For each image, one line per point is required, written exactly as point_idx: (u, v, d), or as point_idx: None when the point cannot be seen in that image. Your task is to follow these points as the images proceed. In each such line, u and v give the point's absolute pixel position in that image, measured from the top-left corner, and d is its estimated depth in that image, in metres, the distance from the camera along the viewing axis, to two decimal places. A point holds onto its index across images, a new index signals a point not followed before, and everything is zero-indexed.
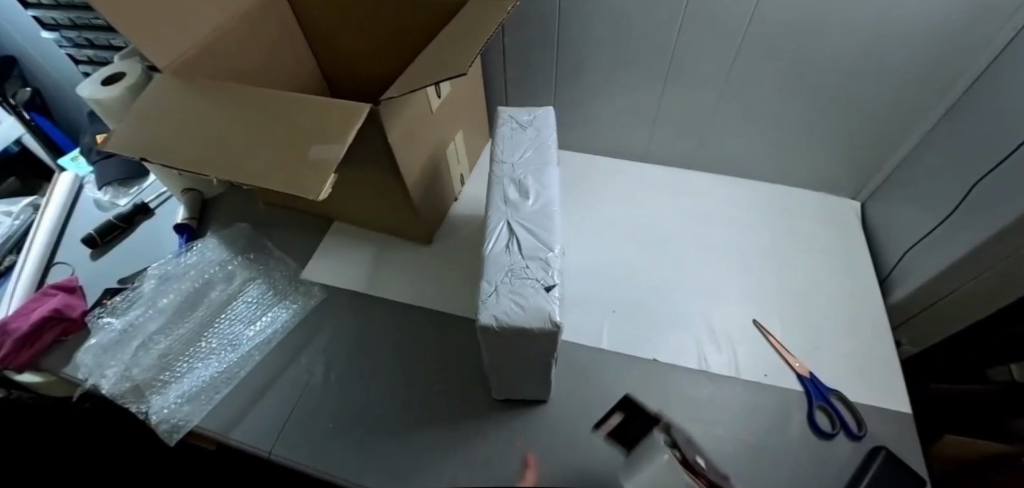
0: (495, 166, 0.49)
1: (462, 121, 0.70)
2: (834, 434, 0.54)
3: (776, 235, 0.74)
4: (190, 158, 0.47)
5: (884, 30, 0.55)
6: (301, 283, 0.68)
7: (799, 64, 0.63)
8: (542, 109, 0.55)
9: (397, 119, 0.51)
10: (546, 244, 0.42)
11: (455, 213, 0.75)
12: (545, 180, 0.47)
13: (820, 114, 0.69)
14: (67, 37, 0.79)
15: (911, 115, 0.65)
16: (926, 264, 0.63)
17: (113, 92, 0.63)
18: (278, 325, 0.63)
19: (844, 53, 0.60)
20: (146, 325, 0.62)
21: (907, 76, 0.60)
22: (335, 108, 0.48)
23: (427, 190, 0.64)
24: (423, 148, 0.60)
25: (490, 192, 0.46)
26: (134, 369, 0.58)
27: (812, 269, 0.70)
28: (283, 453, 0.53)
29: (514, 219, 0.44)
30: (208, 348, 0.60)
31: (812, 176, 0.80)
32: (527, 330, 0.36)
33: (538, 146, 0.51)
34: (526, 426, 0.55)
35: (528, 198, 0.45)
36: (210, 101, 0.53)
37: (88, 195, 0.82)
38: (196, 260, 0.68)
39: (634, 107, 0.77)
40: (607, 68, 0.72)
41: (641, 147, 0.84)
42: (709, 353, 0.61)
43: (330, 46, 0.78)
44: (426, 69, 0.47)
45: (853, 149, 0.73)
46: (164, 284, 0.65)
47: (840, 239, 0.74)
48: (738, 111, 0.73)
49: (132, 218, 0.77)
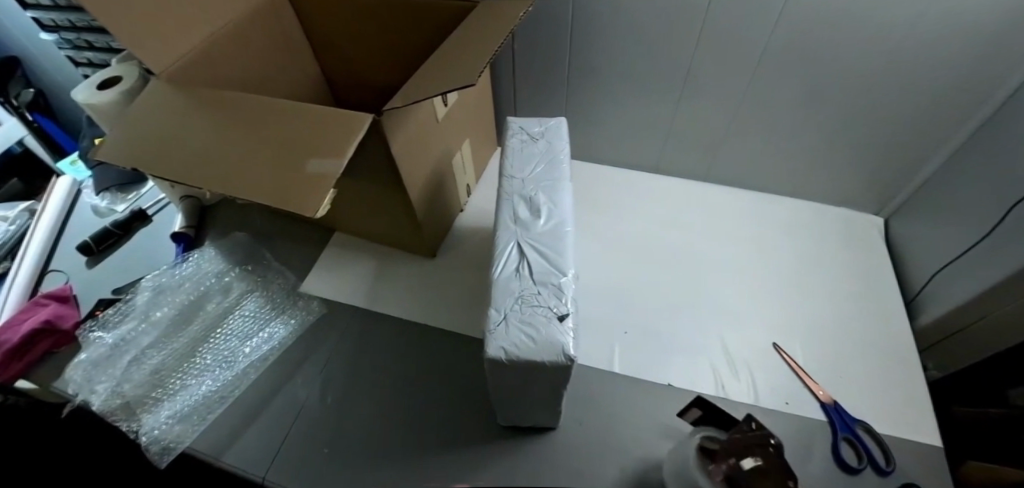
0: (504, 182, 0.46)
1: (468, 131, 0.68)
2: (861, 470, 0.50)
3: (796, 251, 0.71)
4: (183, 169, 0.45)
5: (914, 39, 0.52)
6: (300, 298, 0.65)
7: (821, 74, 0.60)
8: (553, 120, 0.53)
9: (400, 130, 0.49)
10: (558, 268, 0.39)
11: (460, 225, 0.72)
12: (557, 197, 0.44)
13: (842, 127, 0.66)
14: (66, 38, 0.77)
15: (941, 130, 0.61)
16: (956, 289, 0.59)
17: (108, 97, 0.61)
18: (275, 342, 0.61)
19: (870, 63, 0.57)
20: (139, 340, 0.59)
21: (939, 88, 0.56)
22: (337, 119, 0.46)
23: (431, 202, 0.61)
24: (428, 160, 0.57)
25: (499, 210, 0.44)
26: (125, 385, 0.56)
27: (833, 289, 0.67)
28: (277, 480, 0.50)
29: (524, 240, 0.41)
30: (202, 365, 0.58)
31: (833, 192, 0.76)
32: (537, 364, 0.34)
33: (549, 160, 0.48)
34: (533, 455, 0.52)
35: (540, 218, 0.42)
36: (210, 107, 0.51)
37: (85, 200, 0.80)
38: (191, 271, 0.65)
39: (648, 117, 0.74)
40: (620, 77, 0.69)
41: (653, 159, 0.81)
42: (728, 380, 0.57)
43: (333, 52, 0.75)
44: (430, 79, 0.45)
45: (876, 164, 0.69)
46: (159, 296, 0.63)
47: (862, 257, 0.70)
48: (754, 122, 0.70)
49: (129, 225, 0.75)
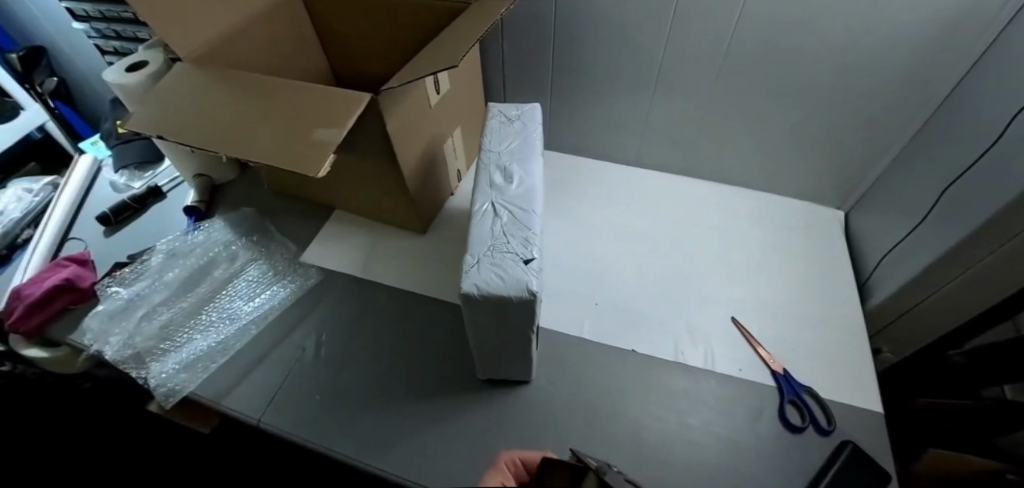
0: (483, 155, 0.52)
1: (459, 119, 0.74)
2: (803, 428, 0.55)
3: (761, 240, 0.77)
4: (201, 137, 0.51)
5: (860, 42, 0.58)
6: (299, 266, 0.70)
7: (779, 76, 0.66)
8: (529, 105, 0.59)
9: (395, 109, 0.55)
10: (527, 224, 0.45)
11: (452, 206, 0.78)
12: (528, 168, 0.50)
13: (800, 126, 0.72)
14: (96, 28, 0.84)
15: (889, 127, 0.67)
16: (902, 272, 0.64)
17: (135, 78, 0.68)
18: (275, 303, 0.66)
19: (826, 64, 0.62)
20: (151, 298, 0.65)
21: (886, 90, 0.63)
22: (337, 96, 0.52)
23: (423, 180, 0.67)
24: (420, 140, 0.63)
25: (477, 178, 0.50)
26: (137, 337, 0.62)
27: (792, 274, 0.72)
28: (272, 421, 0.55)
29: (497, 201, 0.47)
30: (209, 321, 0.64)
31: (799, 187, 0.82)
32: (505, 298, 0.39)
33: (523, 138, 0.54)
34: (508, 406, 0.57)
35: (512, 183, 0.48)
36: (224, 86, 0.57)
37: (105, 177, 0.87)
38: (201, 240, 0.71)
39: (628, 114, 0.80)
40: (600, 75, 0.75)
41: (633, 153, 0.87)
42: (686, 348, 0.63)
43: (338, 45, 0.82)
44: (421, 63, 0.51)
45: (835, 160, 0.75)
46: (170, 260, 0.68)
47: (822, 247, 0.76)
48: (723, 121, 0.76)
49: (145, 200, 0.81)
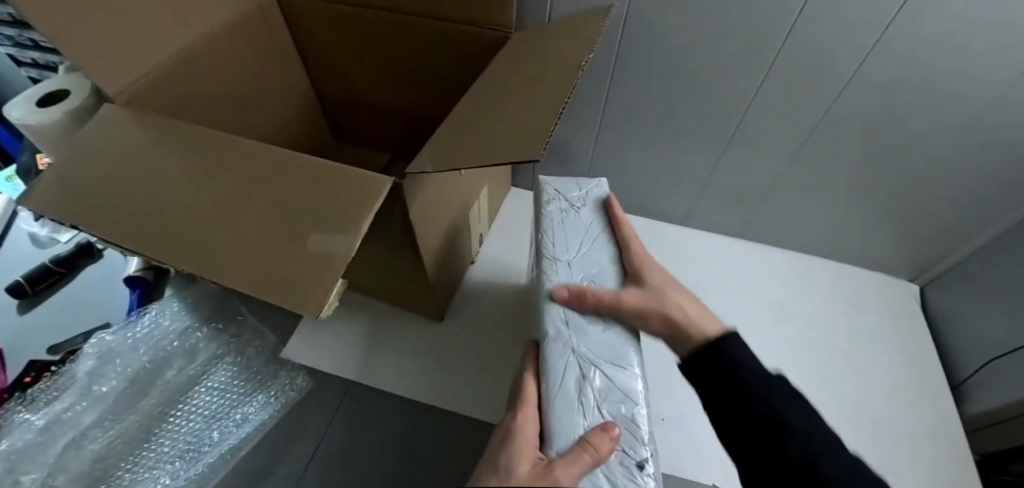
0: (546, 267, 0.37)
1: (487, 177, 0.59)
2: None
3: (834, 321, 0.66)
4: (133, 230, 0.32)
5: (988, 117, 0.48)
6: (276, 369, 0.59)
7: (877, 141, 0.54)
8: (593, 181, 0.45)
9: (421, 191, 0.39)
10: (631, 393, 0.31)
11: (474, 278, 0.63)
12: (612, 290, 0.36)
13: (889, 195, 0.61)
14: (5, 34, 0.65)
15: (985, 213, 0.57)
16: (1009, 382, 0.54)
17: (49, 119, 0.50)
18: (246, 427, 0.55)
19: (940, 134, 0.51)
20: (81, 420, 0.51)
21: (1007, 167, 0.51)
22: (347, 180, 0.34)
23: (444, 263, 0.52)
24: (444, 217, 0.48)
25: (545, 307, 0.35)
26: (59, 477, 0.47)
27: (874, 369, 0.61)
28: None
29: (580, 350, 0.32)
30: (159, 454, 0.51)
31: (871, 254, 0.71)
32: None
33: (596, 237, 0.40)
34: None
35: (596, 319, 0.34)
36: (174, 140, 0.37)
37: (22, 227, 0.68)
38: (147, 331, 0.56)
39: (682, 168, 0.67)
40: (656, 125, 0.62)
41: (683, 208, 0.74)
42: None
43: (327, 71, 0.65)
44: (460, 136, 0.35)
45: (922, 232, 0.64)
46: (105, 365, 0.53)
47: (901, 333, 0.66)
48: (799, 181, 0.64)
49: (74, 261, 0.62)
